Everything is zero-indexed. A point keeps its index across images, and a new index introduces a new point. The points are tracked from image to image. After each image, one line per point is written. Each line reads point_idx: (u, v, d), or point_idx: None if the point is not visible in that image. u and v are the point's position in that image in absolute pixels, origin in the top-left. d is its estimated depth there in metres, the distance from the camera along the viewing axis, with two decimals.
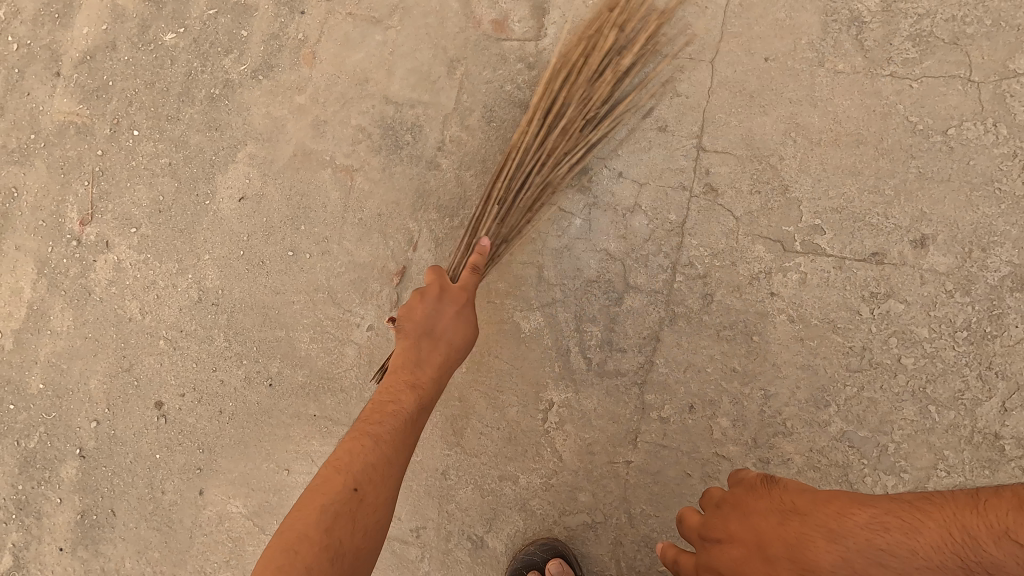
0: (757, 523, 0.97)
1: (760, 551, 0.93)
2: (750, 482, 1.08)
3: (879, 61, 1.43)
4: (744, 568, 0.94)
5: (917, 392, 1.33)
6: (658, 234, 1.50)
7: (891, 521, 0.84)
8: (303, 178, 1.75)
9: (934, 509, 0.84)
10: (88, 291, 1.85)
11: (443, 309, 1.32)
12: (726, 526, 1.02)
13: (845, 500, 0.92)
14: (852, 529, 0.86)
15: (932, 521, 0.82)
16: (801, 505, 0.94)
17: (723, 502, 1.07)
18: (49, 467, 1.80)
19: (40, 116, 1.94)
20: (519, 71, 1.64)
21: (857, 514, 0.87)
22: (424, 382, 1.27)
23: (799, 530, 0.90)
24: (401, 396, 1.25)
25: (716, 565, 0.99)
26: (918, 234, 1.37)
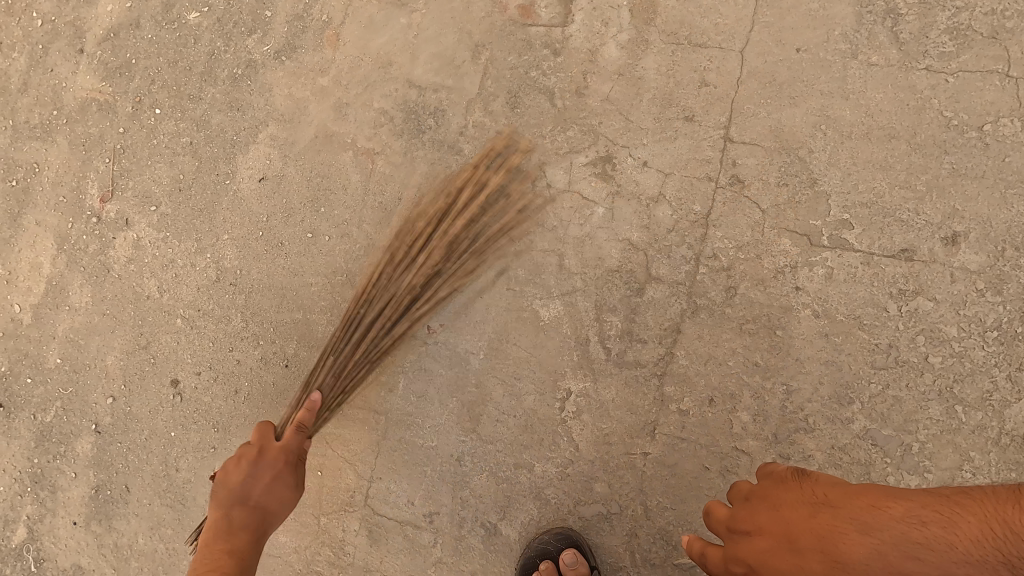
0: (788, 515, 0.98)
1: (791, 542, 0.94)
2: (782, 477, 1.10)
3: (915, 54, 1.40)
4: (773, 560, 0.95)
5: (944, 392, 1.31)
6: (682, 225, 1.48)
7: (926, 515, 0.86)
8: (324, 160, 1.74)
9: (973, 504, 0.85)
10: (107, 268, 1.86)
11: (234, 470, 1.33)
12: (753, 518, 1.03)
13: (878, 495, 0.93)
14: (886, 523, 0.87)
15: (970, 516, 0.83)
16: (833, 500, 0.96)
17: (753, 495, 1.08)
18: (65, 441, 1.81)
19: (63, 93, 1.94)
20: (545, 57, 1.62)
21: (892, 509, 0.88)
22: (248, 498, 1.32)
23: (830, 523, 0.92)
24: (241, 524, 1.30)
25: (744, 556, 1.00)
26: (950, 231, 1.35)
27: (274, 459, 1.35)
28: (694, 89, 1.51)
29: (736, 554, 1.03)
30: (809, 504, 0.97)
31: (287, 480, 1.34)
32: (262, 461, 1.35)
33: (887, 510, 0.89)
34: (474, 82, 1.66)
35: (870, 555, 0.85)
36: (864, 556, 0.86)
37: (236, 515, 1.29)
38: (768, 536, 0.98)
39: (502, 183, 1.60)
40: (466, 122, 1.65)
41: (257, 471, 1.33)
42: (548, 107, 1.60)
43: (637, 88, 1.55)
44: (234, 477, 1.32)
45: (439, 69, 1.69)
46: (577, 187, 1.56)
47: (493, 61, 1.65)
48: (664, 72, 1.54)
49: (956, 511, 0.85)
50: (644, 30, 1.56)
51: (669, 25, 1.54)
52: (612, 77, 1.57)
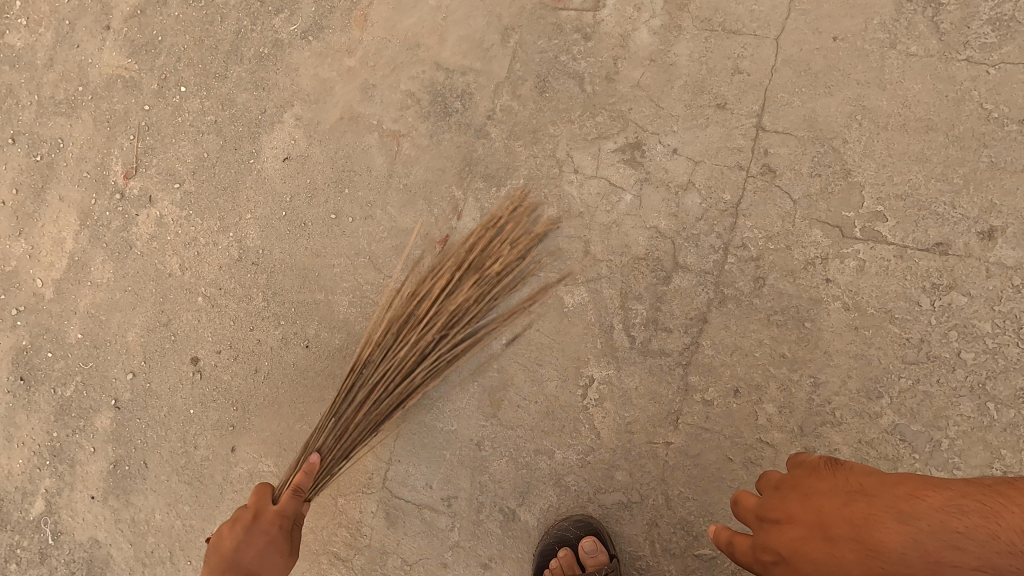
0: (820, 502, 0.97)
1: (823, 530, 0.93)
2: (810, 463, 1.08)
3: (955, 44, 1.38)
4: (805, 549, 0.95)
5: (975, 388, 1.29)
6: (711, 213, 1.46)
7: (966, 505, 0.85)
8: (349, 141, 1.73)
9: (1017, 496, 0.84)
10: (129, 245, 1.86)
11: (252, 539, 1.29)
12: (783, 506, 1.03)
13: (914, 483, 0.92)
14: (924, 512, 0.86)
15: (1014, 508, 0.83)
16: (867, 488, 0.94)
17: (781, 483, 1.07)
18: (84, 416, 1.81)
19: (89, 69, 1.94)
20: (575, 42, 1.60)
21: (931, 497, 0.87)
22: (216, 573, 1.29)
23: (865, 512, 0.91)
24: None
25: (774, 544, 1.00)
26: (987, 226, 1.32)
27: (268, 528, 1.30)
28: (727, 76, 1.49)
29: (765, 542, 1.02)
30: (841, 492, 0.96)
31: (280, 540, 1.31)
32: (256, 526, 1.30)
33: (925, 499, 0.87)
34: (503, 66, 1.64)
35: (907, 544, 0.84)
36: (902, 546, 0.85)
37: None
38: (799, 524, 0.98)
39: (529, 168, 1.59)
40: (493, 106, 1.64)
41: (251, 538, 1.29)
42: (577, 92, 1.59)
43: (669, 74, 1.53)
44: (226, 544, 1.28)
45: (467, 52, 1.67)
46: (604, 173, 1.54)
47: (523, 44, 1.64)
48: (696, 58, 1.52)
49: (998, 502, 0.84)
50: (677, 15, 1.54)
51: (703, 11, 1.52)
52: (643, 63, 1.55)
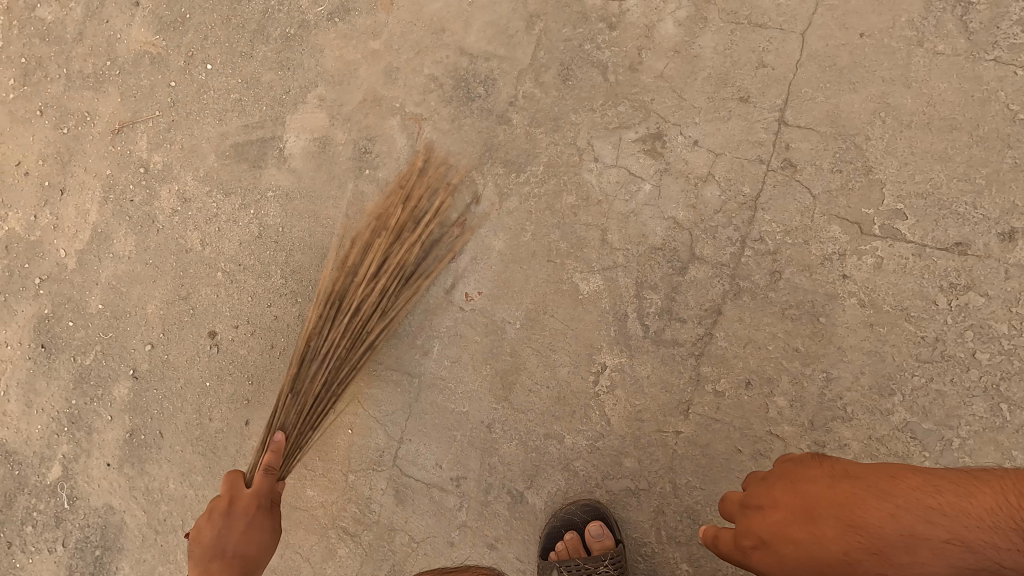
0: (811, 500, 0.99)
1: (807, 511, 0.97)
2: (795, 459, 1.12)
3: (983, 44, 1.37)
4: (788, 529, 0.97)
5: (989, 389, 1.29)
6: (730, 206, 1.47)
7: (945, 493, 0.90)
8: (371, 123, 1.75)
9: (987, 482, 0.91)
10: (152, 219, 1.89)
11: (233, 522, 1.36)
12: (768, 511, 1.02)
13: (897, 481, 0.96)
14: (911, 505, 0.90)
15: (981, 491, 0.90)
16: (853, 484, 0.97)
17: (767, 474, 1.10)
18: (103, 385, 1.85)
19: (118, 45, 1.97)
20: (600, 31, 1.61)
21: (913, 480, 0.93)
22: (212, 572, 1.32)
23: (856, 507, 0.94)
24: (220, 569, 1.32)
25: (756, 528, 1.02)
26: (1008, 227, 1.32)
27: (246, 509, 1.38)
28: (751, 70, 1.50)
29: (747, 528, 1.04)
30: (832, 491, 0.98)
31: (263, 519, 1.39)
32: (233, 512, 1.37)
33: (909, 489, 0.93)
34: (527, 53, 1.65)
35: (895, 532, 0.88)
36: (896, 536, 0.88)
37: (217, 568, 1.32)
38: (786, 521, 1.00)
39: (549, 156, 1.60)
40: (515, 93, 1.65)
41: (233, 522, 1.36)
42: (600, 81, 1.59)
43: (692, 66, 1.53)
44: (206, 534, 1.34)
45: (492, 38, 1.68)
46: (624, 163, 1.55)
47: (547, 32, 1.64)
48: (721, 51, 1.52)
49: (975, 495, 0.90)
50: (703, 7, 1.54)
51: (729, 4, 1.53)
52: (667, 54, 1.55)
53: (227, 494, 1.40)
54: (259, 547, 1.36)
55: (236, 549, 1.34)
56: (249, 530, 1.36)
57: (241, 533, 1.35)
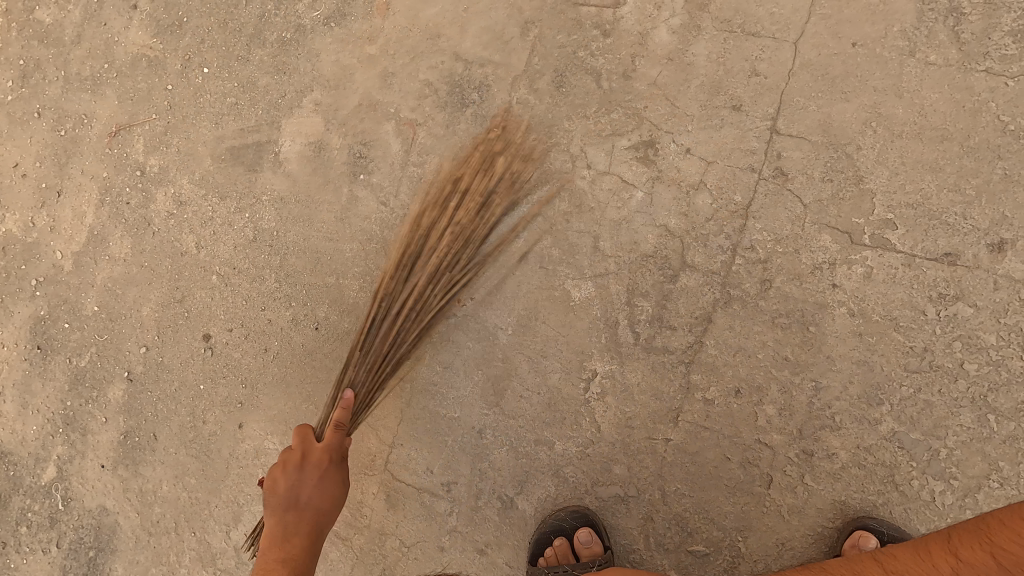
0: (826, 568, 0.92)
1: None
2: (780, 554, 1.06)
3: (975, 55, 1.37)
4: None
5: (976, 400, 1.30)
6: (721, 215, 1.47)
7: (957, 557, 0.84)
8: (366, 128, 1.76)
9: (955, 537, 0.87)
10: (147, 222, 1.90)
11: (305, 478, 1.40)
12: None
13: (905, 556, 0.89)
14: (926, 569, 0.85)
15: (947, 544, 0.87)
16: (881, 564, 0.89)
17: None
18: (98, 386, 1.86)
19: (115, 47, 1.98)
20: (594, 38, 1.61)
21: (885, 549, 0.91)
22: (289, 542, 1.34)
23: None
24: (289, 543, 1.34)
25: None
26: (997, 238, 1.32)
27: (317, 464, 1.41)
28: (744, 78, 1.50)
29: None
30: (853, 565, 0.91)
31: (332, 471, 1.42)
32: (305, 466, 1.41)
33: (928, 560, 0.86)
34: (521, 59, 1.66)
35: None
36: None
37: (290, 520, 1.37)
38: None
39: (542, 162, 1.60)
40: (509, 99, 1.65)
41: (304, 477, 1.40)
42: (593, 88, 1.60)
43: (686, 74, 1.54)
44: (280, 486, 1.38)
45: (487, 44, 1.69)
46: (617, 170, 1.55)
47: (542, 38, 1.65)
48: (714, 59, 1.52)
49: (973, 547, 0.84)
50: (697, 15, 1.55)
51: (723, 12, 1.53)
52: (661, 62, 1.56)
53: (305, 447, 1.44)
54: (334, 499, 1.41)
55: (310, 500, 1.39)
56: (321, 483, 1.40)
57: (314, 489, 1.39)
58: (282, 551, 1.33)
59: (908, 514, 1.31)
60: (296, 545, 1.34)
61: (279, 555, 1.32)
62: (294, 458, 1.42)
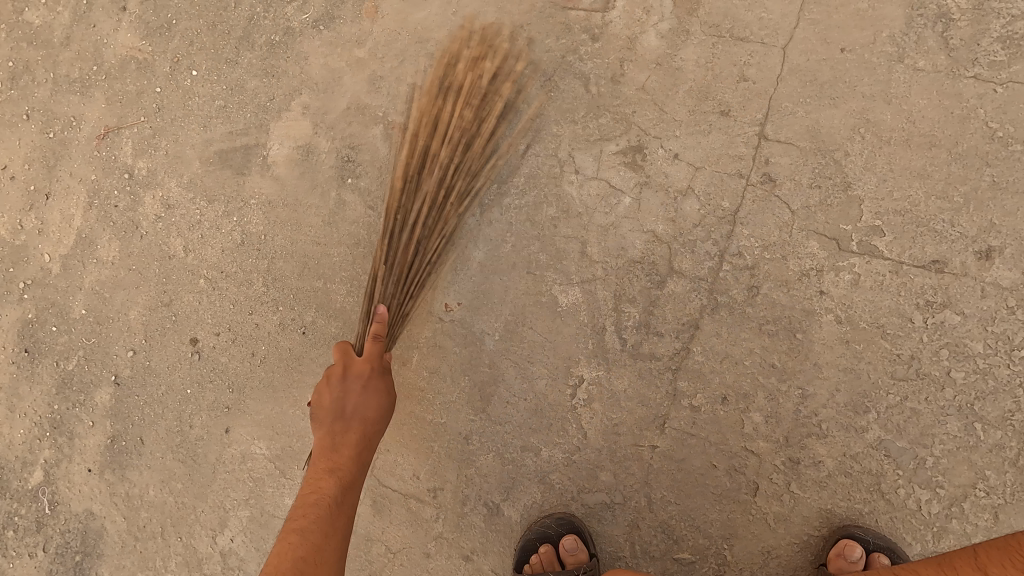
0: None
1: None
2: None
3: (964, 61, 1.37)
4: None
5: (964, 408, 1.29)
6: (709, 221, 1.47)
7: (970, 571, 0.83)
8: (354, 132, 1.75)
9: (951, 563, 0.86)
10: (135, 225, 1.89)
11: (349, 386, 1.42)
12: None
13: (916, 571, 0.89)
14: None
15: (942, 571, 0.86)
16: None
17: None
18: (85, 390, 1.85)
19: (104, 49, 1.97)
20: (583, 42, 1.61)
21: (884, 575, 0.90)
22: (341, 463, 1.36)
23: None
24: (320, 483, 1.32)
25: None
26: (985, 245, 1.32)
27: (359, 374, 1.42)
28: (732, 83, 1.49)
29: None
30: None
31: (376, 382, 1.43)
32: (348, 377, 1.43)
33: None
34: (509, 63, 1.65)
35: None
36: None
37: (341, 431, 1.39)
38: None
39: (529, 167, 1.60)
40: None
41: (348, 386, 1.41)
42: (582, 92, 1.59)
43: (674, 79, 1.53)
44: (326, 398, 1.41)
45: (475, 48, 1.68)
46: (604, 175, 1.55)
47: (531, 42, 1.64)
48: (703, 64, 1.52)
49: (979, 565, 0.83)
50: (685, 20, 1.54)
51: (712, 17, 1.53)
52: (649, 66, 1.55)
53: (346, 359, 1.45)
54: (378, 412, 1.42)
55: (355, 411, 1.41)
56: (365, 390, 1.41)
57: (357, 403, 1.40)
58: (330, 460, 1.36)
59: (894, 523, 1.30)
60: (344, 457, 1.37)
61: (328, 466, 1.35)
62: (339, 368, 1.43)
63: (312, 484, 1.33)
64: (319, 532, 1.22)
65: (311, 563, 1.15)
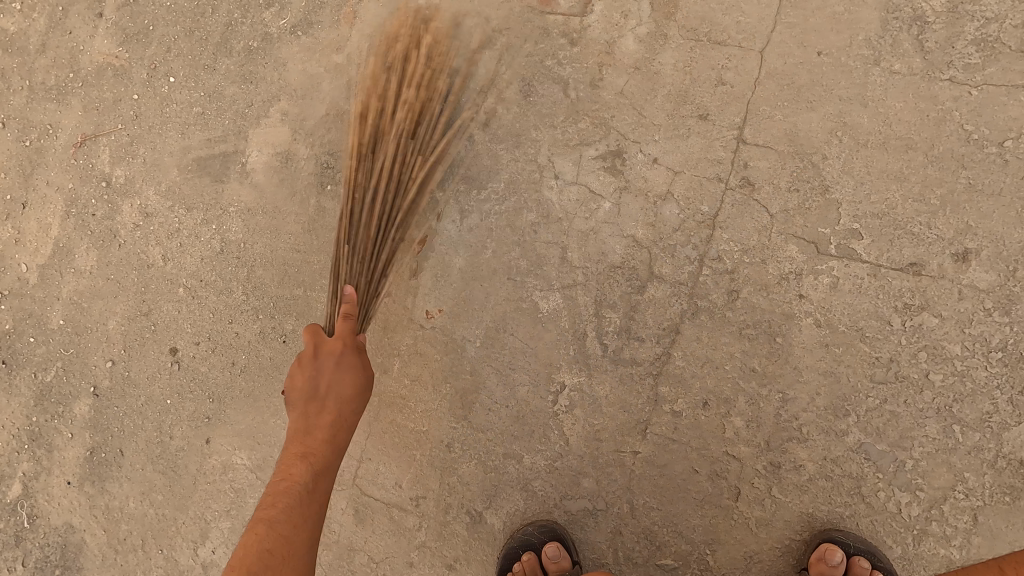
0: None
1: None
2: None
3: (939, 64, 1.37)
4: None
5: (942, 410, 1.29)
6: (688, 225, 1.46)
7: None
8: (334, 138, 1.74)
9: None
10: (113, 234, 1.87)
11: (324, 365, 1.36)
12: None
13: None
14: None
15: None
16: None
17: None
18: (63, 402, 1.83)
19: (80, 56, 1.95)
20: (561, 47, 1.61)
21: None
22: (316, 450, 1.30)
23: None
24: (296, 472, 1.27)
25: None
26: (962, 247, 1.32)
27: (331, 353, 1.36)
28: (710, 87, 1.50)
29: None
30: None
31: (345, 368, 1.36)
32: (320, 358, 1.37)
33: None
34: (488, 68, 1.65)
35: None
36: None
37: (322, 414, 1.33)
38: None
39: (509, 172, 1.59)
40: (477, 108, 1.64)
41: (320, 365, 1.35)
42: (561, 97, 1.59)
43: (653, 83, 1.53)
44: (301, 376, 1.34)
45: (454, 53, 1.67)
46: (584, 180, 1.54)
47: (509, 47, 1.64)
48: (681, 68, 1.52)
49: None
50: (663, 24, 1.54)
51: (689, 22, 1.53)
52: (627, 70, 1.55)
53: (316, 340, 1.39)
54: (354, 400, 1.36)
55: (330, 390, 1.35)
56: (339, 368, 1.35)
57: (329, 386, 1.35)
58: (304, 443, 1.30)
59: (875, 526, 1.30)
60: (318, 440, 1.31)
61: (301, 452, 1.29)
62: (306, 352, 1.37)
63: (284, 470, 1.29)
64: (286, 523, 1.19)
65: (277, 556, 1.14)
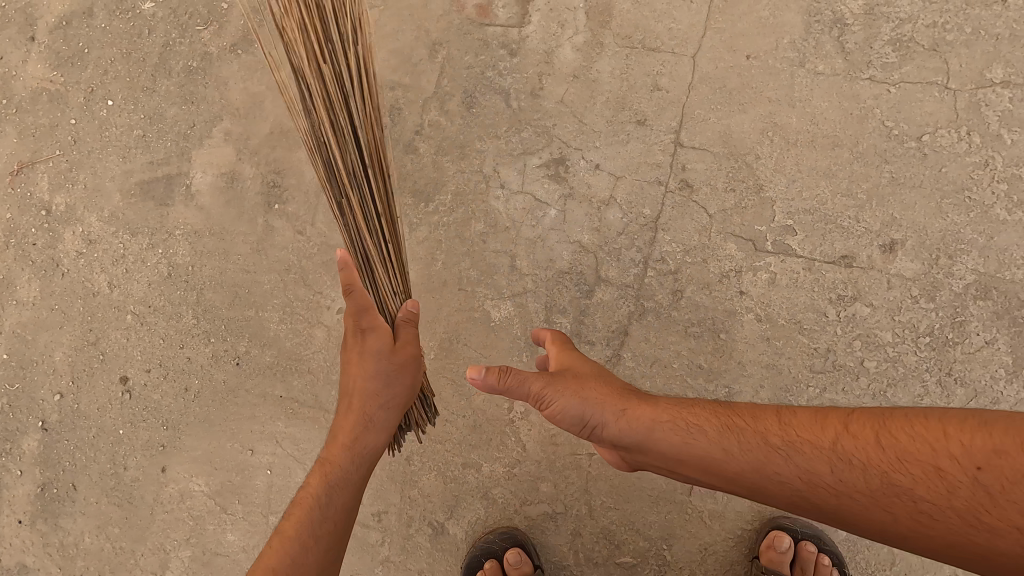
0: (792, 435, 0.98)
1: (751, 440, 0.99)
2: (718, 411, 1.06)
3: (859, 64, 1.43)
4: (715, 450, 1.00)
5: (877, 396, 1.34)
6: (632, 228, 1.50)
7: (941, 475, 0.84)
8: (279, 156, 1.72)
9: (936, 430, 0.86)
10: (56, 263, 1.82)
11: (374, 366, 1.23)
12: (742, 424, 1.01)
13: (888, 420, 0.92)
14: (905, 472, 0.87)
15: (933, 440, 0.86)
16: (845, 436, 0.93)
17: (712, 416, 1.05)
18: (10, 439, 1.77)
19: (13, 82, 1.90)
20: (501, 57, 1.62)
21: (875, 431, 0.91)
22: (353, 447, 1.24)
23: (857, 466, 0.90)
24: (334, 467, 1.22)
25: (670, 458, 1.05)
26: (888, 239, 1.38)
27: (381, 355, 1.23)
28: (646, 93, 1.53)
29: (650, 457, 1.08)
30: (809, 422, 0.97)
31: (402, 379, 1.25)
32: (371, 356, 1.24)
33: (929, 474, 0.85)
34: (431, 81, 1.65)
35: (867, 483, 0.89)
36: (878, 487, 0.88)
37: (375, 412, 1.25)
38: (754, 458, 0.97)
39: (456, 184, 1.60)
40: (421, 121, 1.65)
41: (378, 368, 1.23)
42: (503, 107, 1.60)
43: (591, 91, 1.56)
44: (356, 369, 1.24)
45: (395, 67, 1.68)
46: (529, 189, 1.56)
47: (450, 60, 1.65)
48: (617, 75, 1.55)
49: (940, 447, 0.85)
50: (599, 33, 1.57)
51: (623, 30, 1.56)
52: (566, 79, 1.58)
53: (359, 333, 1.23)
54: (403, 391, 1.26)
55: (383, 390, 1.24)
56: (401, 373, 1.24)
57: (377, 387, 1.23)
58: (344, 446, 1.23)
59: None
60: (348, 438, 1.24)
61: (341, 448, 1.23)
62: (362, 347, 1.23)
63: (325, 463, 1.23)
64: (325, 538, 1.17)
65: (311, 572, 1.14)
